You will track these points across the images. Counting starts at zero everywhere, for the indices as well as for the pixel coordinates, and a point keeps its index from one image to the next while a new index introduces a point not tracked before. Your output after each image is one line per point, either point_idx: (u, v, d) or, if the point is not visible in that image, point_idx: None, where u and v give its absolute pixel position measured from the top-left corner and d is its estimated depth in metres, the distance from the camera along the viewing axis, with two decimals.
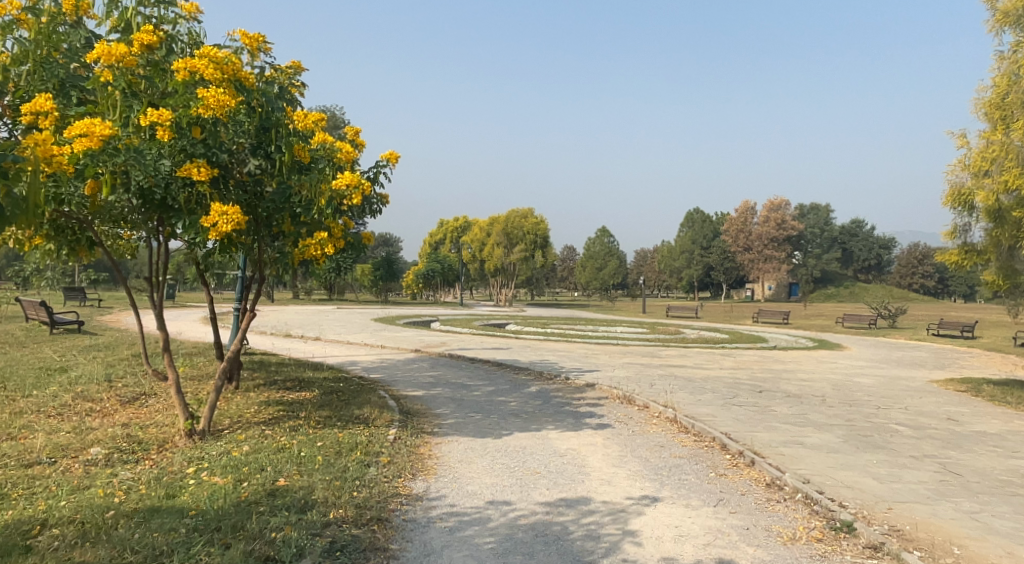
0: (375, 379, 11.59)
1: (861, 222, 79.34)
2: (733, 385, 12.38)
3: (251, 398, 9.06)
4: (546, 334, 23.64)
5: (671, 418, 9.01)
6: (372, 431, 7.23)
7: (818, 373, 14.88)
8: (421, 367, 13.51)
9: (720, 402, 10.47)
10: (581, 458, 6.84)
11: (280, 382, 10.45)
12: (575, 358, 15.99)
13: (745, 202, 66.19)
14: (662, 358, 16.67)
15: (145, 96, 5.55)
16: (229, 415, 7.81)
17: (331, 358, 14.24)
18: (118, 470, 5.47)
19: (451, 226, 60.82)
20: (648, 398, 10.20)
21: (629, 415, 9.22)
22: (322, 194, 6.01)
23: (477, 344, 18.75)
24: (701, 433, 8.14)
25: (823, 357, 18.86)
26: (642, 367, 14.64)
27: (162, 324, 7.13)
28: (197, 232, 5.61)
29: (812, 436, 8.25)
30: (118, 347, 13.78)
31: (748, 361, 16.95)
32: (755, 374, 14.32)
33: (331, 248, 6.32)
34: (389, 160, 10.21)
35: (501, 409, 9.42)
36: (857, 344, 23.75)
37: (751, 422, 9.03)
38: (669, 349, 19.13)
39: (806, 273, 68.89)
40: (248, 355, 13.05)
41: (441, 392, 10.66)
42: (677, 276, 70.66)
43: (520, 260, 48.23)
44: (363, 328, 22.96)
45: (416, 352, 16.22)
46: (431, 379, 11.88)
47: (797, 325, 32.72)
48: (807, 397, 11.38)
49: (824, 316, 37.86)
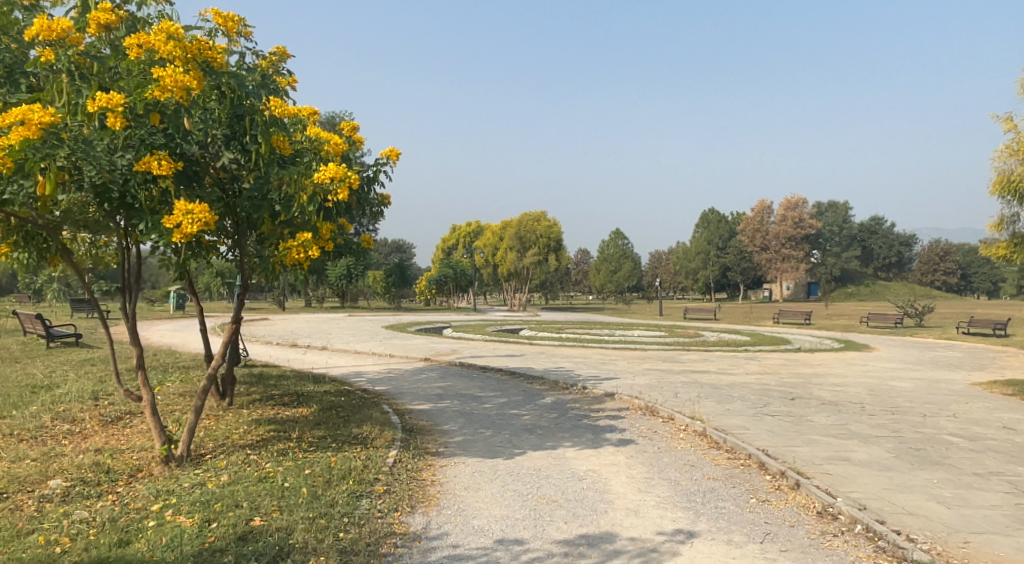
0: (379, 392, 10.88)
1: (881, 220, 77.97)
2: (764, 392, 11.56)
3: (242, 417, 8.35)
4: (561, 339, 22.85)
5: (700, 432, 8.21)
6: (369, 454, 6.49)
7: (851, 377, 14.02)
8: (429, 378, 12.78)
9: (751, 412, 9.66)
10: (602, 482, 6.08)
11: (277, 397, 9.73)
12: (593, 365, 15.19)
13: (761, 202, 65.21)
14: (684, 363, 15.84)
15: (96, 80, 4.90)
16: (214, 437, 7.10)
17: (335, 369, 13.55)
18: (73, 509, 4.80)
19: (464, 231, 60.18)
20: (673, 409, 9.41)
21: (653, 429, 8.43)
22: (303, 189, 5.27)
23: (489, 351, 18.02)
24: (735, 449, 7.35)
25: (854, 360, 17.96)
26: (664, 374, 13.84)
27: (135, 337, 6.39)
28: (158, 235, 4.92)
29: (858, 451, 7.45)
30: (113, 361, 13.15)
31: (775, 365, 16.09)
32: (785, 380, 13.48)
33: (316, 251, 5.56)
34: (389, 158, 9.70)
35: (513, 423, 8.67)
36: (887, 344, 22.79)
37: (788, 435, 8.23)
38: (689, 353, 18.32)
39: (825, 273, 67.75)
40: (248, 368, 12.39)
41: (450, 405, 9.93)
42: (694, 277, 69.63)
43: (533, 264, 47.53)
44: (372, 336, 22.30)
45: (426, 361, 15.51)
46: (439, 391, 11.15)
47: (820, 326, 31.70)
48: (845, 405, 10.55)
49: (847, 316, 36.84)
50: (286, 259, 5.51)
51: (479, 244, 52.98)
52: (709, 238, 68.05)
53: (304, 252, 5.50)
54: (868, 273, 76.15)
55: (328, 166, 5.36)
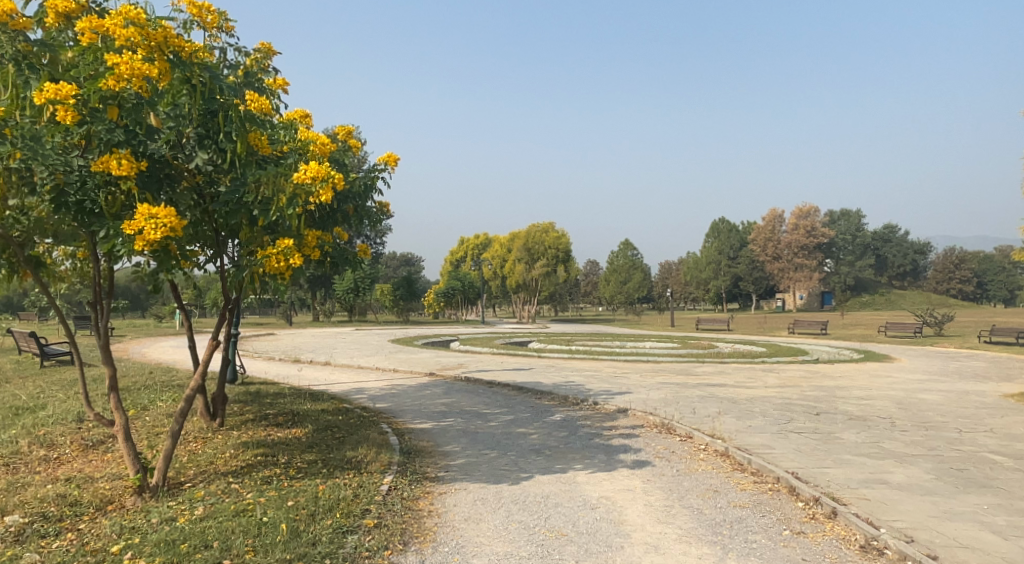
0: (380, 410, 10.33)
1: (894, 228, 77.00)
2: (786, 407, 10.94)
3: (230, 439, 7.82)
4: (571, 352, 22.23)
5: (721, 452, 7.63)
6: (362, 481, 5.95)
7: (876, 390, 13.35)
8: (433, 394, 12.22)
9: (775, 429, 9.05)
10: (618, 511, 5.52)
11: (271, 417, 9.21)
12: (604, 378, 14.57)
13: (772, 211, 64.48)
14: (700, 376, 15.19)
15: (50, 72, 4.46)
16: (196, 462, 6.58)
17: (335, 386, 13.00)
18: (23, 552, 4.31)
19: (473, 243, 59.70)
20: (691, 426, 8.82)
21: (671, 449, 7.85)
22: (282, 191, 4.76)
23: (497, 365, 17.43)
24: (761, 471, 6.78)
25: (876, 371, 17.28)
26: (679, 388, 13.21)
27: (107, 356, 5.89)
28: (120, 244, 4.42)
29: (896, 472, 6.84)
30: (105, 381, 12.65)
31: (794, 378, 15.43)
32: (807, 393, 12.83)
33: (298, 259, 5.04)
34: (387, 163, 9.25)
35: (520, 443, 8.10)
36: (908, 355, 22.04)
37: (817, 454, 7.63)
38: (704, 365, 17.68)
39: (839, 281, 67.13)
40: (244, 386, 11.86)
41: (453, 423, 9.36)
42: (705, 288, 68.80)
43: (542, 275, 46.97)
44: (377, 350, 21.74)
45: (431, 376, 14.95)
46: (443, 408, 10.59)
47: (837, 336, 30.93)
48: (874, 420, 9.92)
49: (865, 325, 36.00)
50: (265, 267, 5.03)
51: (488, 256, 52.52)
52: (720, 247, 67.28)
53: (285, 261, 5.00)
54: (882, 281, 75.16)
55: (310, 165, 4.84)
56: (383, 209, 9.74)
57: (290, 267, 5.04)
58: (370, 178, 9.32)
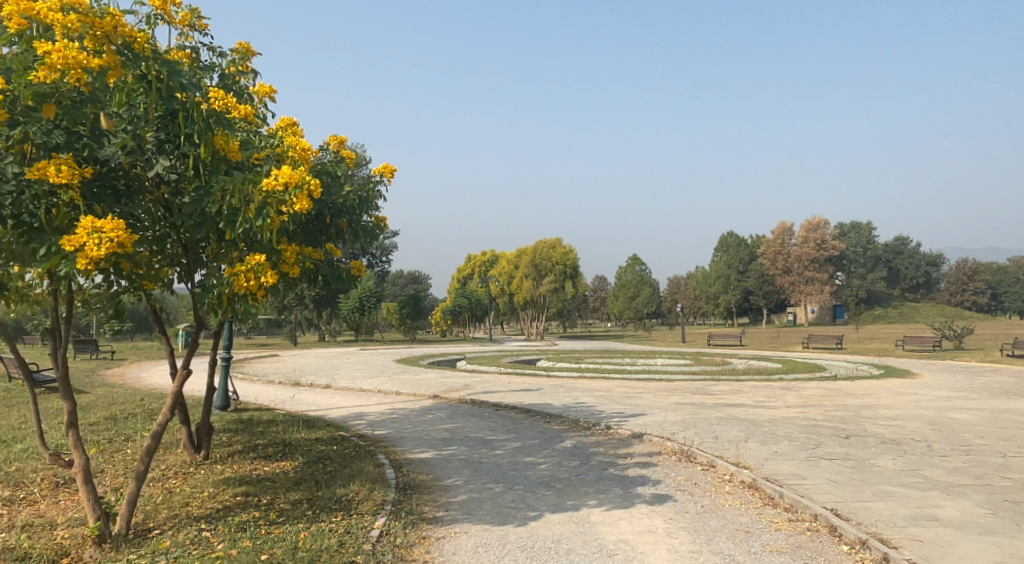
0: (378, 438, 9.70)
1: (905, 239, 76.13)
2: (812, 429, 10.24)
3: (211, 476, 7.20)
4: (580, 370, 21.55)
5: (748, 484, 6.96)
6: (350, 525, 5.32)
7: (904, 409, 12.62)
8: (436, 418, 11.57)
9: (803, 455, 8.37)
10: (639, 559, 4.87)
11: (260, 448, 8.60)
12: (616, 399, 13.90)
13: (781, 223, 63.81)
14: (716, 396, 14.50)
15: None
16: (168, 505, 5.97)
17: (333, 411, 12.37)
18: None
19: (480, 260, 59.44)
20: (712, 454, 8.15)
21: (693, 480, 7.19)
22: (249, 200, 4.19)
23: (504, 386, 16.77)
24: (795, 506, 6.12)
25: (899, 388, 16.54)
26: (695, 409, 12.54)
27: (67, 389, 5.30)
28: (62, 263, 3.85)
29: (945, 506, 6.16)
30: (93, 409, 12.05)
31: (816, 396, 14.71)
32: (831, 413, 12.13)
33: (269, 276, 4.49)
34: (384, 173, 8.74)
35: (528, 475, 7.45)
36: (930, 370, 21.29)
37: (855, 485, 6.95)
38: (719, 384, 16.99)
39: (851, 295, 66.42)
40: (236, 413, 11.24)
41: (456, 452, 8.72)
42: (714, 302, 67.88)
43: (550, 292, 46.35)
44: (381, 371, 21.14)
45: (435, 398, 14.31)
46: (445, 435, 9.95)
47: (854, 350, 30.13)
48: (909, 444, 9.21)
49: (880, 339, 35.19)
50: (235, 286, 4.49)
51: (494, 273, 52.00)
52: (730, 261, 66.52)
53: (255, 281, 4.46)
54: (894, 294, 74.13)
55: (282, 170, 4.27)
56: (381, 225, 9.18)
57: (262, 288, 4.50)
58: (366, 191, 8.81)
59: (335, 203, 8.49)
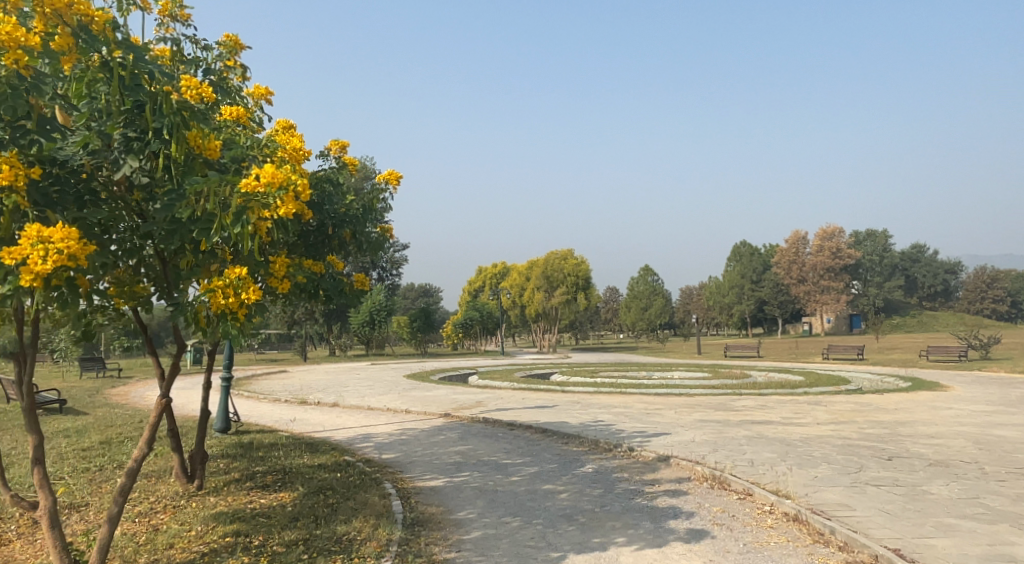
0: (385, 464, 9.08)
1: (922, 247, 75.13)
2: (850, 450, 9.55)
3: (201, 511, 6.61)
4: (596, 384, 20.87)
5: (793, 516, 6.31)
6: None
7: (943, 425, 11.89)
8: (447, 439, 10.95)
9: (847, 481, 7.70)
10: None
11: (258, 476, 8.02)
12: (636, 416, 13.21)
13: (794, 232, 62.98)
14: (741, 412, 13.79)
15: None
16: (146, 551, 5.39)
17: (339, 432, 11.76)
18: None
19: (490, 272, 59.02)
20: (747, 480, 7.50)
21: (730, 511, 6.55)
22: (226, 205, 3.64)
23: (517, 402, 16.12)
24: (850, 544, 5.47)
25: (932, 402, 15.78)
26: (721, 427, 11.85)
27: (32, 420, 4.71)
28: (5, 280, 3.37)
29: (1020, 544, 5.49)
30: (88, 433, 11.49)
31: (846, 412, 13.98)
32: (866, 431, 11.40)
33: (252, 292, 3.98)
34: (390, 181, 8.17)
35: (548, 506, 6.82)
36: (960, 381, 20.47)
37: (912, 517, 6.28)
38: (742, 399, 16.26)
39: (869, 304, 65.42)
40: (237, 436, 10.65)
41: (469, 479, 8.09)
42: (728, 312, 67.06)
43: (561, 304, 45.72)
44: (390, 387, 20.55)
45: (445, 417, 13.69)
46: (457, 459, 9.31)
47: (876, 361, 29.34)
48: (959, 466, 8.51)
49: (902, 350, 34.32)
50: (212, 305, 3.98)
51: (506, 285, 51.55)
52: (743, 271, 65.78)
53: (235, 298, 3.95)
54: (912, 303, 73.02)
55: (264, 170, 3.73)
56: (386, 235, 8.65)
57: (243, 306, 3.99)
58: (370, 199, 8.26)
59: (338, 212, 7.94)
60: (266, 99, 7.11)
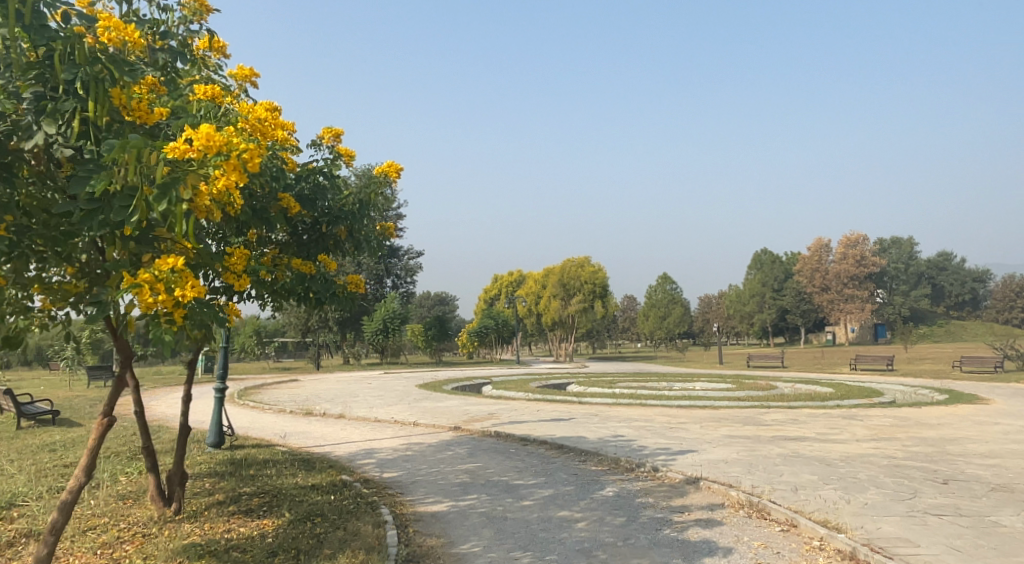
0: (385, 484, 8.30)
1: (949, 255, 73.44)
2: (900, 472, 8.64)
3: (171, 540, 5.89)
4: (615, 395, 20.00)
5: (849, 555, 5.45)
6: None
7: (997, 444, 10.89)
8: (455, 455, 10.16)
9: (903, 510, 6.82)
10: None
11: (244, 498, 7.28)
12: (658, 431, 12.32)
13: (817, 240, 61.69)
14: (771, 427, 12.88)
15: None
16: None
17: (341, 447, 11.01)
18: None
19: (506, 280, 58.38)
20: (790, 510, 6.64)
21: (774, 546, 5.71)
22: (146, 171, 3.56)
23: (532, 414, 15.28)
24: None
25: (976, 416, 14.76)
26: (752, 443, 10.97)
27: None
28: None
29: None
30: (74, 447, 10.81)
31: (885, 427, 13.02)
32: (912, 450, 10.45)
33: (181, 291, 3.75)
34: (389, 173, 7.53)
35: (564, 538, 6.00)
36: (1001, 394, 19.33)
37: (991, 557, 5.39)
38: (772, 412, 15.33)
39: (894, 312, 63.92)
40: (230, 452, 9.93)
41: (476, 503, 7.29)
42: (748, 321, 65.75)
43: (578, 312, 44.80)
44: (401, 397, 19.80)
45: (455, 430, 12.90)
46: (464, 479, 8.52)
47: (907, 372, 28.19)
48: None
49: (933, 360, 33.08)
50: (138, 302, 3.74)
51: (522, 293, 50.86)
52: (764, 279, 64.67)
53: (167, 294, 3.75)
54: (938, 312, 71.31)
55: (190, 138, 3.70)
56: (388, 233, 7.91)
57: (178, 305, 3.78)
58: (369, 193, 7.53)
59: (333, 207, 7.26)
60: (251, 81, 6.50)
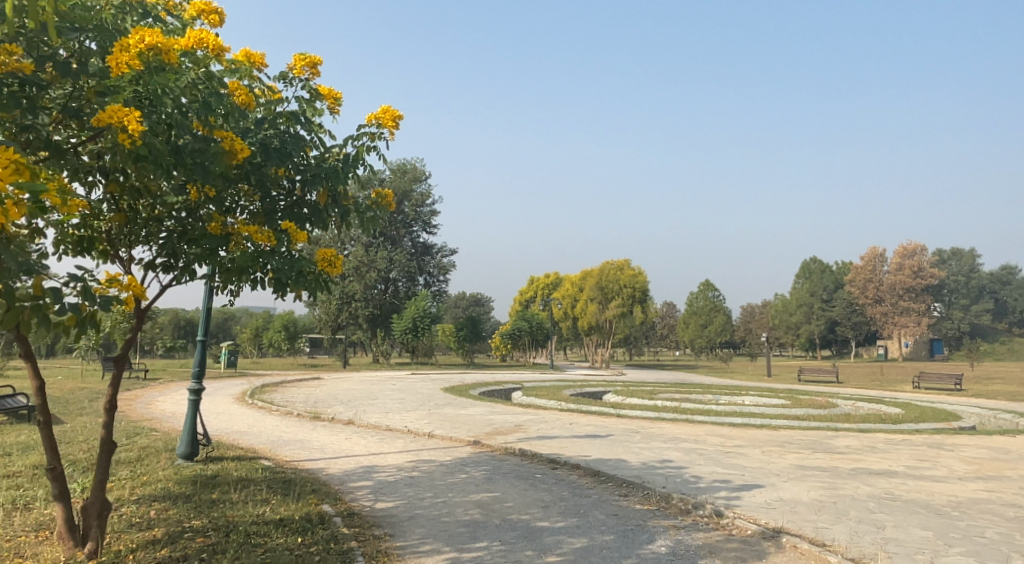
0: (374, 520, 6.57)
1: (1013, 269, 69.84)
2: None
3: None
4: (657, 408, 18.04)
5: None
6: None
7: None
8: (469, 480, 8.37)
9: None
10: None
11: (185, 538, 5.64)
12: (713, 456, 10.37)
13: (871, 249, 58.67)
14: (847, 456, 10.85)
15: None
16: None
17: (337, 463, 9.33)
18: None
19: (543, 282, 56.84)
20: None
21: None
22: None
23: (564, 428, 13.40)
24: None
25: None
26: (831, 478, 8.97)
27: None
28: None
29: None
30: (28, 452, 9.25)
31: (985, 461, 10.88)
32: None
33: None
34: (382, 121, 5.76)
35: None
36: None
37: None
38: (843, 436, 13.29)
39: (951, 328, 60.52)
40: (201, 467, 8.27)
41: (484, 557, 5.51)
42: (795, 332, 62.98)
43: (617, 316, 42.80)
44: (422, 402, 18.09)
45: (474, 446, 11.14)
46: (473, 515, 6.75)
47: (978, 392, 25.73)
48: None
49: (1006, 381, 30.38)
50: None
51: (560, 296, 49.14)
52: (812, 288, 62.24)
53: None
54: (1000, 328, 67.56)
55: None
56: (384, 202, 6.14)
57: None
58: (355, 147, 5.82)
59: (309, 163, 5.61)
60: None
